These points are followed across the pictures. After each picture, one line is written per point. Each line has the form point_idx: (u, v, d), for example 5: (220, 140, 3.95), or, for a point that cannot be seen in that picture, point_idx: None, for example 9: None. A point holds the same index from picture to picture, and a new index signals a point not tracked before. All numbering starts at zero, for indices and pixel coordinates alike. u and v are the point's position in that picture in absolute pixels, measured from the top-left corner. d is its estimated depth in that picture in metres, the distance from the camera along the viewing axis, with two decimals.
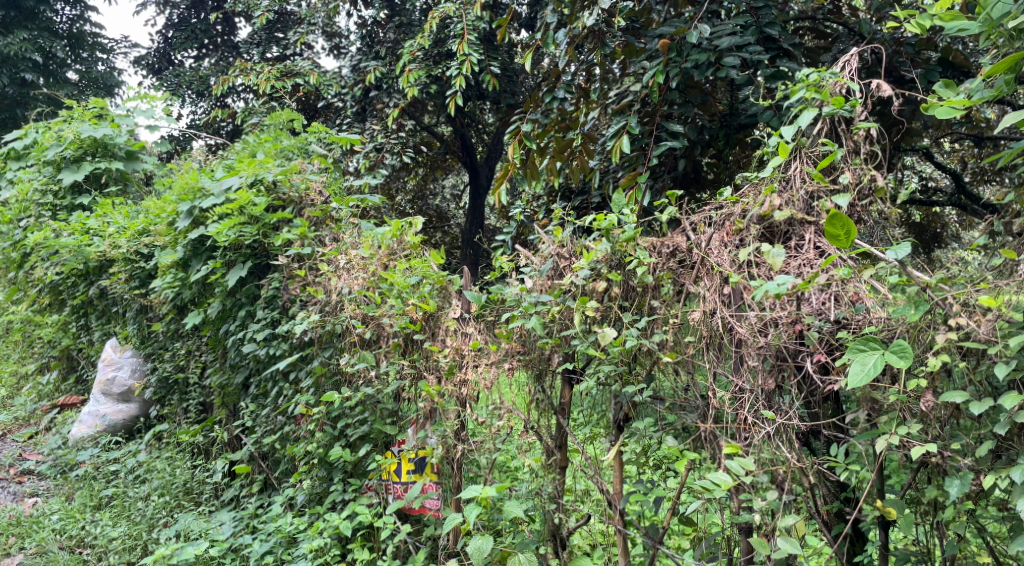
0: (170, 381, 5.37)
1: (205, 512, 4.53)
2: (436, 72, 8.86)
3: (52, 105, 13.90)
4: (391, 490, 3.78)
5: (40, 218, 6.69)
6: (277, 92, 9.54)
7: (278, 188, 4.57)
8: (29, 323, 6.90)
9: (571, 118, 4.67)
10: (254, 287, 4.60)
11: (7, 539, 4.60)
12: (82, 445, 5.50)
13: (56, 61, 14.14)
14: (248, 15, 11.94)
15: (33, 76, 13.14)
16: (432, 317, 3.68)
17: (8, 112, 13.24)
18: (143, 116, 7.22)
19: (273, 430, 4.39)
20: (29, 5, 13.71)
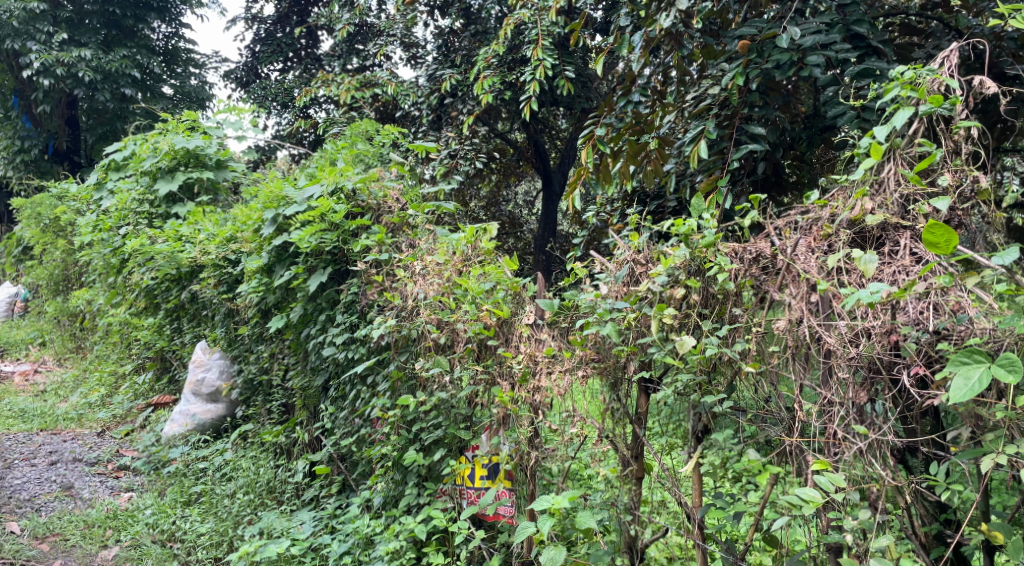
0: (255, 382, 5.52)
1: (287, 510, 4.60)
2: (511, 79, 8.83)
3: (150, 118, 14.40)
4: (466, 495, 3.81)
5: (138, 226, 6.96)
6: (357, 102, 9.83)
7: (357, 196, 4.64)
8: (126, 326, 7.16)
9: (646, 121, 4.57)
10: (334, 292, 4.66)
11: (103, 533, 4.69)
12: (172, 443, 5.71)
13: (153, 77, 14.59)
14: (330, 28, 12.21)
15: (132, 91, 13.56)
16: (505, 323, 3.67)
17: (108, 126, 13.80)
18: (232, 127, 7.44)
19: (351, 432, 4.45)
20: (129, 24, 14.06)
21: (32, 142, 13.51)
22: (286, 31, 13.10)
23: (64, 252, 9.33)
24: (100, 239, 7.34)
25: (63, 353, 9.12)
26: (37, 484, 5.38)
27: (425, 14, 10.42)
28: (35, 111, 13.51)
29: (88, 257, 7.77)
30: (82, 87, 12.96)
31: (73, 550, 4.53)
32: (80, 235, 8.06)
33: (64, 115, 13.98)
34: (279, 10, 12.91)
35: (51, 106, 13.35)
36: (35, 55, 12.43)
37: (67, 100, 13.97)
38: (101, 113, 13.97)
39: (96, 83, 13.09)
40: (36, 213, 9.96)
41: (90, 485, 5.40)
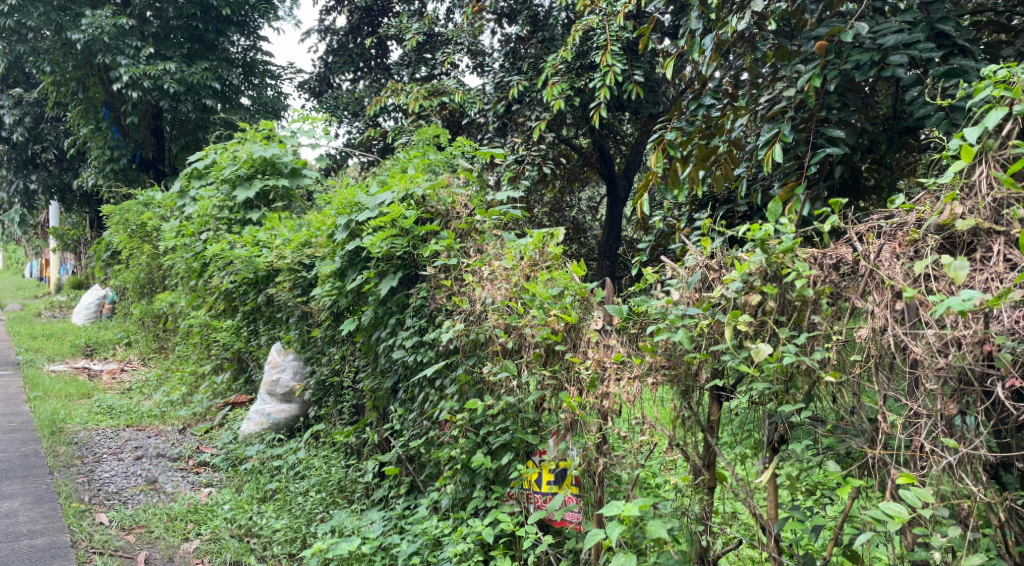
0: (327, 383, 5.62)
1: (357, 510, 4.66)
2: (579, 85, 8.79)
3: (229, 128, 14.66)
4: (533, 500, 3.82)
5: (218, 231, 7.18)
6: (425, 110, 10.03)
7: (426, 202, 4.67)
8: (206, 327, 7.35)
9: (717, 125, 4.50)
10: (404, 296, 4.71)
11: (185, 526, 4.82)
12: (248, 441, 5.87)
13: (233, 89, 14.67)
14: (400, 38, 12.40)
15: (213, 102, 13.81)
16: (573, 328, 3.67)
17: (191, 136, 14.22)
18: (306, 136, 7.59)
19: (420, 433, 4.48)
20: (210, 37, 14.26)
21: (122, 152, 13.92)
22: (358, 41, 13.31)
23: (149, 256, 9.64)
24: (184, 245, 7.64)
25: (147, 353, 9.43)
26: (123, 478, 5.57)
27: (493, 22, 10.45)
28: (124, 122, 13.97)
29: (171, 261, 8.06)
30: (168, 99, 13.20)
31: (157, 541, 4.67)
32: (165, 241, 8.37)
33: (149, 125, 14.34)
34: (351, 21, 13.06)
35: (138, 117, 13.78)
36: (124, 69, 12.58)
37: (153, 111, 14.33)
38: (183, 123, 14.23)
39: (179, 94, 13.30)
40: (123, 219, 10.34)
41: (172, 480, 5.55)
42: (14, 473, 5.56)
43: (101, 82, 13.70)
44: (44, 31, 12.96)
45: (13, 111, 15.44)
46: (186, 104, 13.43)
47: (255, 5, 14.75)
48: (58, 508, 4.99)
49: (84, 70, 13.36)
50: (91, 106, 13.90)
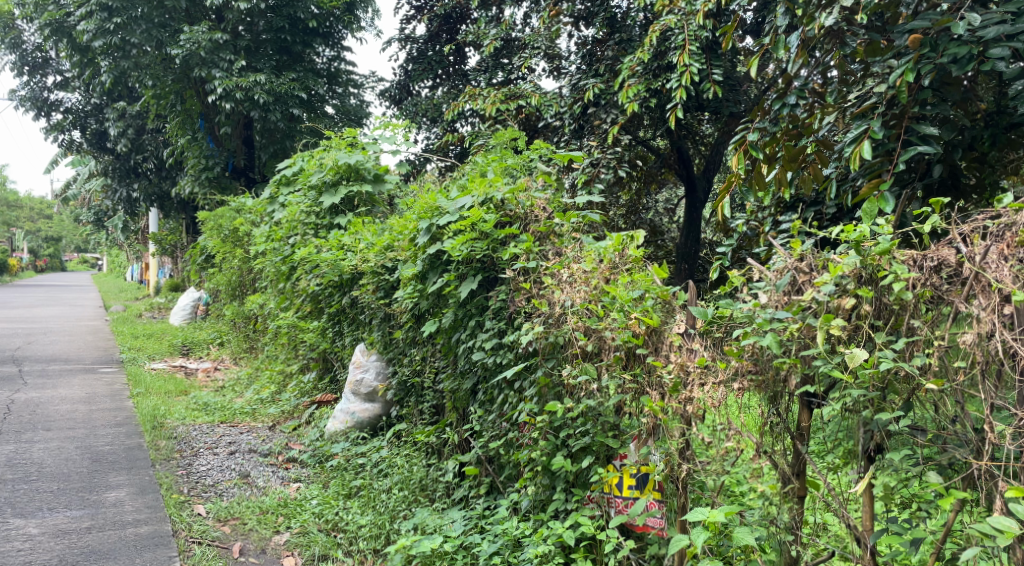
0: (408, 384, 5.70)
1: (438, 509, 4.72)
2: (657, 86, 8.67)
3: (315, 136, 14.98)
4: (613, 504, 3.81)
5: (306, 236, 7.42)
6: (502, 114, 10.09)
7: (506, 206, 4.70)
8: (293, 328, 7.54)
9: (805, 125, 4.44)
10: (484, 299, 4.75)
11: (276, 519, 4.94)
12: (334, 439, 6.00)
13: (318, 97, 14.99)
14: (478, 44, 12.52)
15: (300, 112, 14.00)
16: (655, 331, 3.64)
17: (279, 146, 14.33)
18: (387, 143, 7.71)
19: (499, 435, 4.50)
20: (298, 50, 14.59)
21: (216, 160, 14.43)
22: (437, 49, 13.47)
23: (241, 260, 9.97)
24: (274, 250, 7.92)
25: (238, 353, 9.76)
26: (219, 472, 5.75)
27: (570, 25, 10.40)
28: (218, 132, 14.48)
29: (262, 265, 8.34)
30: (258, 109, 13.53)
31: (250, 533, 4.81)
32: (256, 245, 8.67)
33: (240, 135, 14.83)
34: (430, 29, 13.28)
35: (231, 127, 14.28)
36: (218, 82, 13.05)
37: (244, 122, 14.90)
38: (272, 133, 14.37)
39: (268, 105, 13.60)
40: (217, 225, 10.74)
41: (263, 475, 5.71)
42: (120, 464, 5.82)
43: (197, 94, 14.08)
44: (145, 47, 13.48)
45: (117, 125, 16.29)
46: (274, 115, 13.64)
47: (340, 16, 14.89)
48: (160, 498, 5.21)
49: (181, 83, 13.83)
50: (189, 118, 14.35)
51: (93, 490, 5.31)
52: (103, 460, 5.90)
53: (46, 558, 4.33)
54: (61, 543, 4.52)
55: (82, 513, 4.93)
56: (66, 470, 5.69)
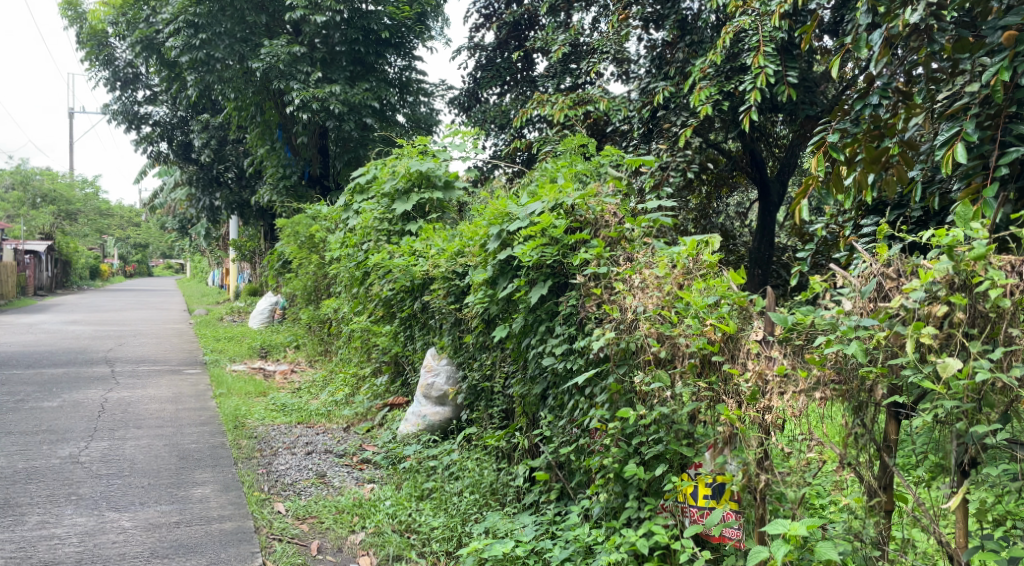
0: (478, 388, 5.73)
1: (509, 513, 4.73)
2: (730, 88, 8.50)
3: (386, 144, 15.22)
4: (688, 513, 3.76)
5: (379, 242, 7.56)
6: (571, 120, 10.05)
7: (576, 211, 4.67)
8: (367, 332, 7.65)
9: (887, 125, 4.24)
10: (554, 304, 4.72)
11: (351, 518, 5.00)
12: (406, 441, 6.07)
13: (389, 106, 15.23)
14: (546, 50, 12.56)
15: (372, 121, 14.24)
16: (731, 338, 3.61)
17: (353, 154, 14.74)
18: (457, 150, 7.78)
19: (569, 441, 4.48)
20: (371, 60, 14.72)
21: (292, 169, 14.92)
22: (505, 56, 13.54)
23: (316, 266, 10.19)
24: (348, 256, 8.08)
25: (314, 356, 9.98)
26: (297, 471, 5.88)
27: (639, 28, 10.37)
28: (295, 142, 14.87)
29: (337, 270, 8.51)
30: (333, 119, 13.84)
31: (327, 532, 4.89)
32: (331, 251, 8.86)
33: (316, 144, 15.15)
34: (499, 37, 13.36)
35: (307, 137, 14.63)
36: (294, 94, 13.37)
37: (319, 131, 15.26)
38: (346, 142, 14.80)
39: (343, 114, 13.90)
40: (294, 231, 11.00)
41: (338, 475, 5.80)
42: (204, 462, 6.00)
43: (275, 106, 14.58)
44: (227, 61, 13.78)
45: (202, 136, 17.00)
46: (348, 125, 13.94)
47: (411, 26, 15.07)
48: (243, 496, 5.35)
49: (261, 95, 14.26)
50: (268, 128, 14.80)
51: (181, 486, 5.48)
52: (189, 457, 6.10)
53: (139, 551, 4.48)
54: (152, 537, 4.67)
55: (171, 508, 5.10)
56: (155, 466, 5.89)
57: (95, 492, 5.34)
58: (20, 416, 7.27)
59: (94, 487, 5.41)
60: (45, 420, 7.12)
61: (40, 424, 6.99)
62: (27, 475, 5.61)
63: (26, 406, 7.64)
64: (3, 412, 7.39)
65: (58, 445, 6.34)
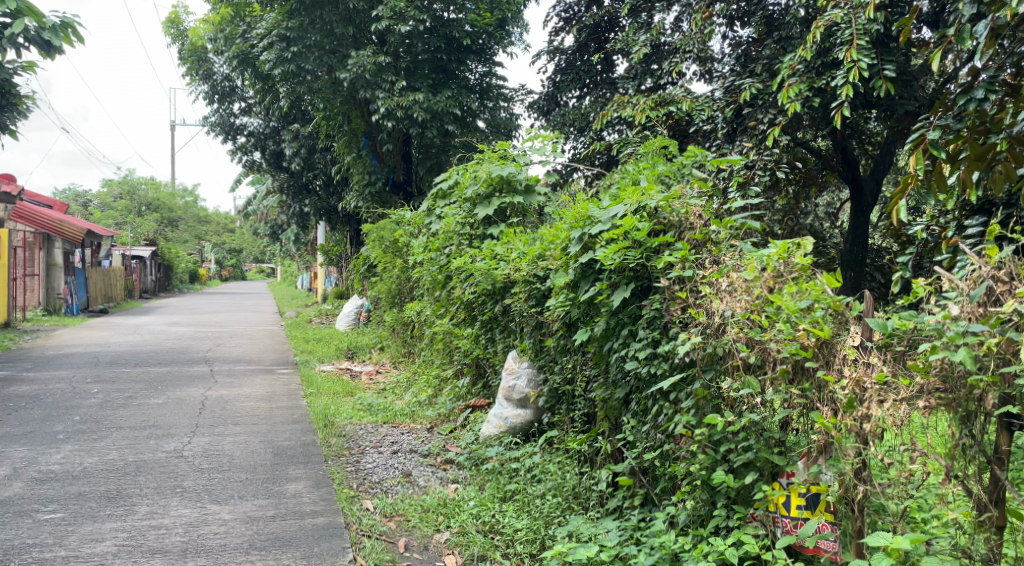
0: (559, 391, 5.73)
1: (592, 517, 4.69)
2: (821, 85, 8.24)
3: (468, 150, 15.37)
4: (780, 524, 3.66)
5: (461, 246, 7.61)
6: (653, 121, 9.89)
7: (659, 213, 4.57)
8: (449, 335, 7.75)
9: (994, 121, 4.05)
10: (637, 308, 4.65)
11: (436, 517, 5.03)
12: (488, 442, 6.08)
13: (470, 113, 15.32)
14: (627, 52, 12.46)
15: (454, 127, 14.37)
16: (825, 344, 3.51)
17: (435, 160, 14.99)
18: (537, 154, 7.79)
19: (654, 447, 4.40)
20: (453, 67, 14.88)
21: (378, 176, 15.10)
22: (585, 59, 13.49)
23: (400, 270, 10.36)
24: (431, 260, 8.18)
25: (398, 357, 10.13)
26: (384, 469, 5.97)
27: (723, 26, 10.17)
28: (381, 149, 15.10)
29: (420, 274, 8.62)
30: (416, 126, 14.08)
31: (414, 530, 4.93)
32: (414, 255, 8.99)
33: (399, 151, 15.42)
34: (579, 40, 13.30)
35: (392, 144, 14.90)
36: (380, 102, 13.66)
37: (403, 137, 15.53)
38: (428, 147, 15.12)
39: (426, 122, 14.12)
40: (378, 236, 11.19)
41: (423, 475, 5.86)
42: (297, 459, 6.17)
43: (362, 115, 14.80)
44: (318, 73, 14.22)
45: (292, 145, 17.49)
46: (430, 131, 14.12)
47: (492, 32, 15.22)
48: (333, 492, 5.48)
49: (348, 104, 14.55)
50: (355, 137, 14.99)
51: (276, 482, 5.64)
52: (282, 454, 6.28)
53: (239, 542, 4.62)
54: (250, 529, 4.80)
55: (268, 502, 5.24)
56: (252, 462, 6.07)
57: (198, 484, 5.53)
58: (128, 412, 7.61)
59: (197, 480, 5.61)
60: (151, 416, 7.43)
61: (146, 419, 7.30)
62: (137, 467, 5.86)
63: (134, 403, 8.00)
64: (113, 408, 7.75)
65: (163, 440, 6.60)
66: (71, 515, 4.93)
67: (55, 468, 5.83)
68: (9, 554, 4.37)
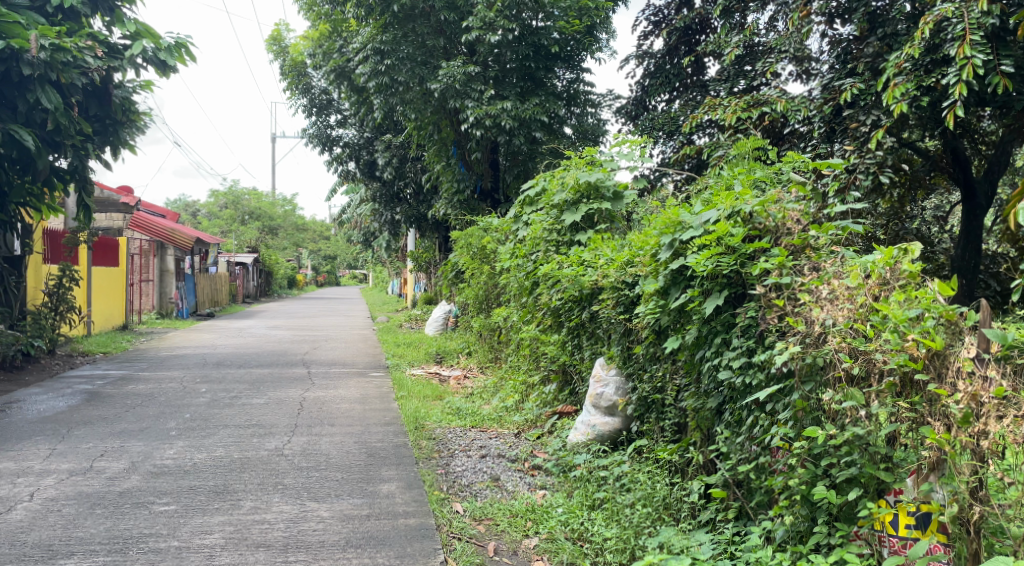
0: (649, 400, 5.61)
1: (684, 529, 4.57)
2: (929, 83, 7.86)
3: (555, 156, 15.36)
4: (887, 543, 3.52)
5: (548, 252, 7.61)
6: (745, 123, 9.64)
7: (754, 219, 4.45)
8: (535, 340, 7.74)
9: None
10: (730, 316, 4.51)
11: (525, 523, 5.01)
12: (576, 449, 6.01)
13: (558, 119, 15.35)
14: (719, 54, 12.18)
15: (541, 134, 14.40)
16: (937, 355, 3.37)
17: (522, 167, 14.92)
18: (625, 159, 7.70)
19: (748, 459, 4.27)
20: (542, 74, 14.91)
21: (467, 183, 15.30)
22: (675, 62, 13.29)
23: (488, 276, 10.42)
24: (518, 266, 8.20)
25: (485, 362, 10.18)
26: (473, 473, 5.99)
27: (823, 24, 9.83)
28: (469, 158, 15.25)
29: (507, 280, 8.64)
30: (504, 134, 14.11)
31: (502, 534, 4.94)
32: (501, 262, 9.05)
33: (487, 159, 15.55)
34: (669, 43, 13.13)
35: (481, 152, 15.02)
36: (469, 111, 13.79)
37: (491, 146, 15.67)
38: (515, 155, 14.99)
39: (514, 129, 14.15)
40: (466, 243, 11.28)
41: (511, 480, 5.85)
42: (390, 460, 6.27)
43: (452, 123, 15.01)
44: (409, 84, 14.38)
45: (384, 154, 17.87)
46: (519, 138, 14.18)
47: (580, 39, 15.22)
48: (424, 494, 5.53)
49: (438, 114, 14.74)
50: (444, 146, 15.22)
51: (370, 482, 5.74)
52: (376, 455, 6.38)
53: (336, 539, 4.71)
54: (347, 527, 4.90)
55: (363, 501, 5.33)
56: (348, 461, 6.19)
57: (298, 482, 5.68)
58: (234, 411, 7.89)
59: (297, 478, 5.76)
60: (254, 415, 7.67)
61: (250, 419, 7.54)
62: (241, 464, 6.06)
63: (239, 402, 8.29)
64: (220, 407, 8.04)
65: (265, 438, 6.81)
66: (183, 508, 5.12)
67: (168, 462, 6.08)
68: (127, 543, 4.57)
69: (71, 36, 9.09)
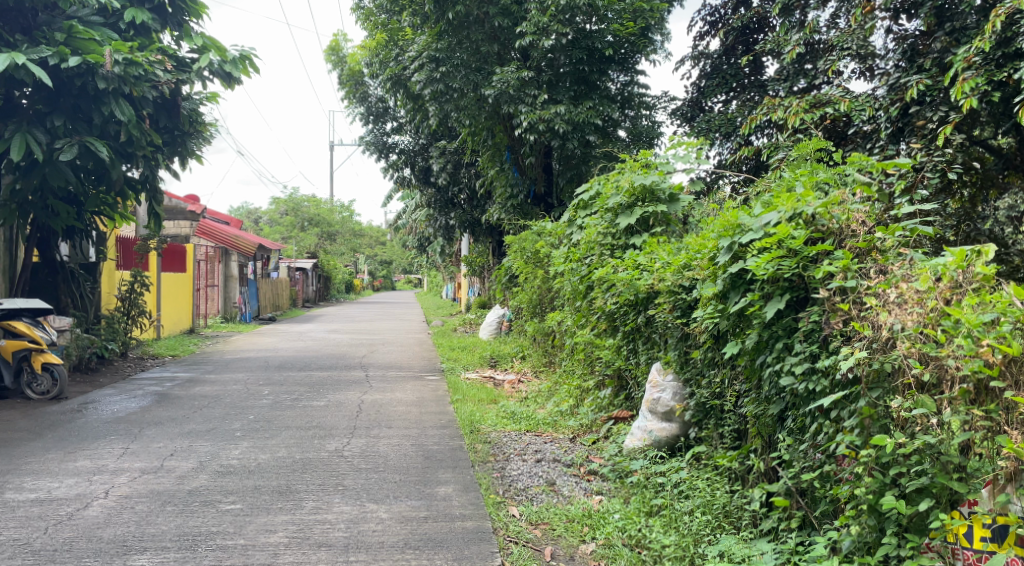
0: (707, 406, 5.53)
1: (745, 538, 4.48)
2: (1001, 78, 7.56)
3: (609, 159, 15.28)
4: (960, 557, 3.37)
5: (603, 256, 7.54)
6: (806, 123, 9.47)
7: (817, 221, 4.34)
8: (590, 345, 7.70)
9: None
10: (792, 320, 4.42)
11: (582, 528, 4.98)
12: (632, 455, 5.94)
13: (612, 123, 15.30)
14: (777, 53, 12.02)
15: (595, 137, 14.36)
16: (1013, 361, 3.32)
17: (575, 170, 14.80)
18: (681, 162, 7.62)
19: (812, 467, 4.18)
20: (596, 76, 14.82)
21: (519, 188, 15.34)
22: (732, 62, 13.14)
23: (541, 280, 10.40)
24: (572, 270, 8.16)
25: (539, 366, 10.16)
26: (529, 477, 5.98)
27: (887, 19, 9.62)
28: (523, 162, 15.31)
29: (561, 284, 8.61)
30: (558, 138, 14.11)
31: (559, 539, 4.91)
32: (556, 266, 9.04)
33: (541, 164, 15.56)
34: (725, 43, 12.98)
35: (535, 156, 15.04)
36: (524, 116, 13.80)
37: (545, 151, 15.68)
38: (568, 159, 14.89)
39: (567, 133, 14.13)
40: (520, 248, 11.29)
41: (567, 485, 5.82)
42: (447, 463, 6.29)
43: (506, 128, 15.05)
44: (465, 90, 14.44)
45: (439, 160, 18.00)
46: (574, 142, 14.16)
47: (635, 42, 15.09)
48: (481, 497, 5.54)
49: (493, 120, 14.78)
50: (498, 151, 15.30)
51: (428, 484, 5.77)
52: (433, 458, 6.42)
53: (395, 540, 4.75)
54: (405, 528, 4.93)
55: (420, 503, 5.36)
56: (405, 464, 6.24)
57: (358, 483, 5.74)
58: (294, 413, 8.01)
59: (356, 479, 5.82)
60: (314, 418, 7.78)
61: (310, 421, 7.65)
62: (303, 465, 6.15)
63: (299, 405, 8.42)
64: (281, 409, 8.18)
65: (325, 440, 6.91)
66: (248, 506, 5.22)
67: (233, 462, 6.20)
68: (197, 540, 4.67)
69: (143, 50, 9.35)
